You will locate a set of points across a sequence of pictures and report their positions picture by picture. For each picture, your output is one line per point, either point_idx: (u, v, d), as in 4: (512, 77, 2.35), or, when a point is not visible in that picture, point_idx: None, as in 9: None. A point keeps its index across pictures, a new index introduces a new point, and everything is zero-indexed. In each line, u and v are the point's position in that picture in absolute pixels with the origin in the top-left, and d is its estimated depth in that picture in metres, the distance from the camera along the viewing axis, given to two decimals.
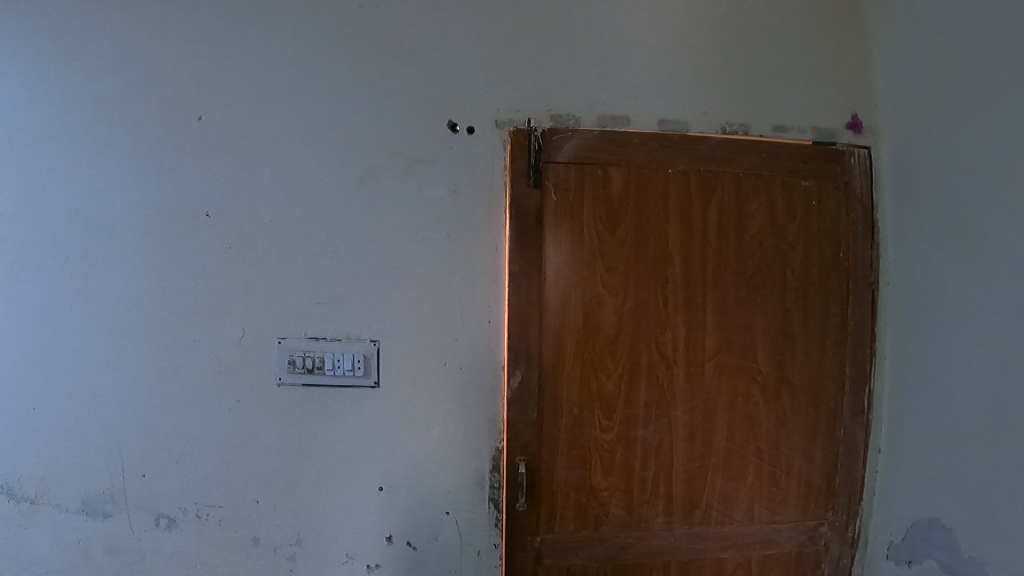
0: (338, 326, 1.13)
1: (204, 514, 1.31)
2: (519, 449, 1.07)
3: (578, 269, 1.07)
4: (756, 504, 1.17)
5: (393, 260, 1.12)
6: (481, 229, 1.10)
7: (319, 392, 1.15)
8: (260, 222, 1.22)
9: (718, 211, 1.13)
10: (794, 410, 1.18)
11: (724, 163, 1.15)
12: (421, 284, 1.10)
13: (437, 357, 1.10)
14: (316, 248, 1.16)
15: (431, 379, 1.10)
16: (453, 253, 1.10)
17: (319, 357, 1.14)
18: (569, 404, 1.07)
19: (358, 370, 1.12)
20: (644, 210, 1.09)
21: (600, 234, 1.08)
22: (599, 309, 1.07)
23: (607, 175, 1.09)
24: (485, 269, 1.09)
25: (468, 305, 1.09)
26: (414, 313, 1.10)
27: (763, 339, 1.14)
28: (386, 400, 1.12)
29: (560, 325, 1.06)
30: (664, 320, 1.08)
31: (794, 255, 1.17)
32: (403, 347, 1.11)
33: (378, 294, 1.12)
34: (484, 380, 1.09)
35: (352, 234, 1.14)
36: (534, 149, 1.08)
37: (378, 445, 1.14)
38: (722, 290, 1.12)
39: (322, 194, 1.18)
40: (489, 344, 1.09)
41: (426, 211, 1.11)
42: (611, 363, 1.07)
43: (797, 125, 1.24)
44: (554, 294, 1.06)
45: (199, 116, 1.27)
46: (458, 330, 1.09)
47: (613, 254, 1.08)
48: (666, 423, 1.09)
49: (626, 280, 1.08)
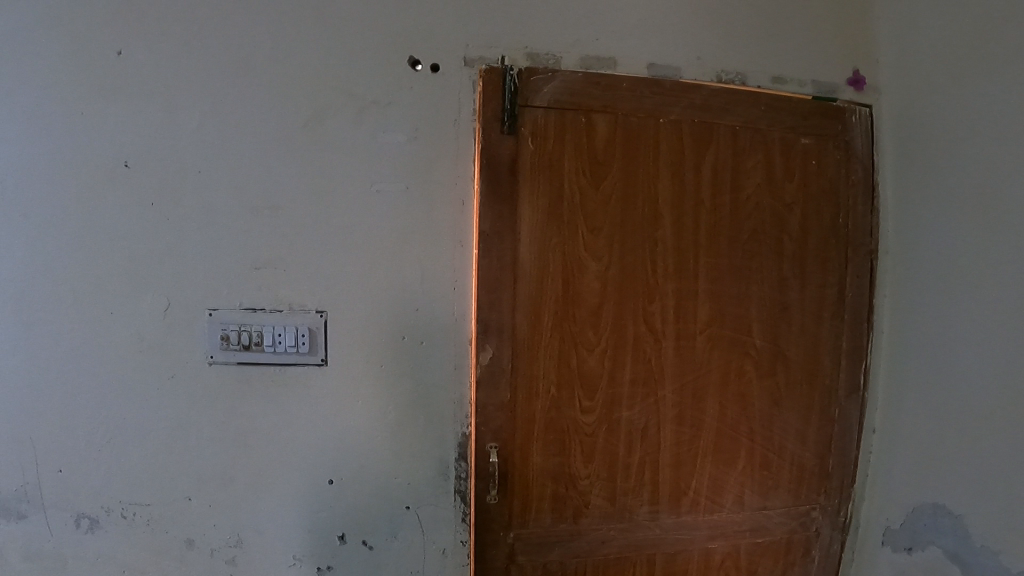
0: (279, 295, 0.97)
1: (131, 513, 1.14)
2: (490, 434, 0.93)
3: (557, 230, 0.93)
4: (747, 490, 1.09)
5: (342, 218, 0.96)
6: (445, 182, 0.95)
7: (258, 371, 1.00)
8: (189, 176, 1.04)
9: (713, 168, 1.00)
10: (789, 388, 1.08)
11: (719, 114, 1.02)
12: (377, 245, 0.95)
13: (395, 330, 0.96)
14: (255, 204, 0.99)
15: (388, 356, 0.96)
16: (412, 210, 0.95)
17: (257, 332, 0.98)
18: (546, 382, 0.94)
19: (302, 347, 0.96)
20: (632, 163, 0.96)
21: (583, 190, 0.94)
22: (581, 275, 0.93)
23: (591, 123, 0.95)
24: (450, 228, 0.94)
25: (429, 270, 0.95)
26: (367, 279, 0.95)
27: (758, 310, 1.03)
28: (336, 380, 0.97)
29: (537, 293, 0.93)
30: (653, 288, 0.96)
31: (793, 218, 1.07)
32: (356, 318, 0.96)
33: (326, 257, 0.96)
34: (448, 356, 0.95)
35: (295, 188, 0.98)
36: (508, 90, 0.93)
37: (327, 432, 0.99)
38: (716, 255, 0.99)
39: (261, 142, 1.00)
40: (455, 314, 0.95)
41: (381, 160, 0.95)
42: (593, 336, 0.94)
43: (797, 78, 1.14)
44: (529, 258, 0.92)
45: (117, 51, 1.06)
46: (419, 299, 0.95)
47: (595, 213, 0.94)
48: (654, 404, 0.98)
49: (612, 242, 0.94)
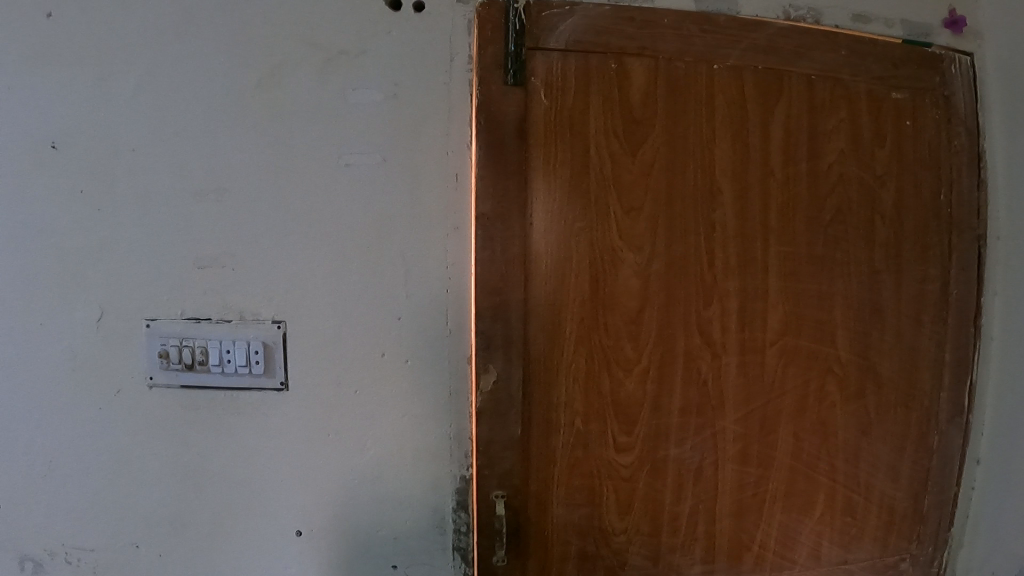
0: (226, 300, 0.75)
1: (75, 560, 0.93)
2: (495, 481, 0.70)
3: (581, 213, 0.67)
4: (823, 540, 0.87)
5: (301, 199, 0.73)
6: (433, 149, 0.71)
7: (208, 396, 0.79)
8: (121, 154, 0.82)
9: (783, 130, 0.77)
10: (881, 412, 0.87)
11: (791, 59, 0.78)
12: (346, 234, 0.72)
13: (371, 347, 0.72)
14: (197, 186, 0.78)
15: (362, 381, 0.72)
16: (392, 187, 0.71)
17: (201, 348, 0.77)
18: (570, 414, 0.69)
19: (255, 368, 0.73)
20: (680, 122, 0.71)
21: (615, 157, 0.68)
22: (616, 271, 0.68)
23: (624, 70, 0.69)
24: (439, 210, 0.71)
25: (415, 266, 0.71)
26: (334, 280, 0.72)
27: (844, 315, 0.81)
28: (297, 412, 0.75)
29: (556, 298, 0.67)
30: (710, 287, 0.72)
31: (886, 195, 0.84)
32: (320, 332, 0.73)
33: (280, 254, 0.73)
34: (440, 381, 0.72)
35: (244, 167, 0.75)
36: (513, 29, 0.67)
37: (290, 476, 0.77)
38: (791, 242, 0.77)
39: (207, 109, 0.78)
40: (450, 324, 0.71)
41: (350, 123, 0.72)
42: (631, 353, 0.70)
43: (884, 16, 0.89)
44: (545, 251, 0.67)
45: (47, 12, 0.83)
46: (402, 306, 0.71)
47: (634, 188, 0.68)
48: (711, 438, 0.76)
49: (655, 227, 0.69)
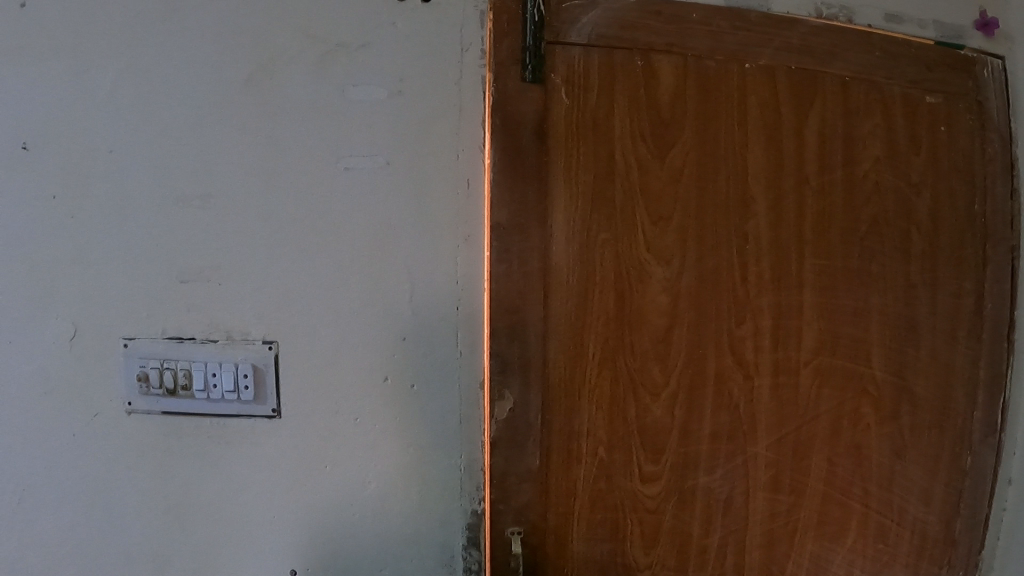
0: (212, 319, 0.68)
1: None
2: (511, 517, 0.63)
3: (606, 221, 0.60)
4: (855, 568, 0.82)
5: (292, 206, 0.65)
6: (443, 150, 0.63)
7: (192, 423, 0.72)
8: (99, 156, 0.75)
9: (816, 134, 0.72)
10: (915, 433, 0.82)
11: (823, 60, 0.73)
12: (344, 245, 0.63)
13: (373, 371, 0.65)
14: (181, 192, 0.71)
15: (362, 407, 0.65)
16: (396, 193, 0.63)
17: (184, 371, 0.69)
18: (593, 443, 0.63)
19: (244, 393, 0.66)
20: (711, 125, 0.66)
21: (642, 161, 0.62)
22: (643, 286, 0.61)
23: (651, 68, 0.64)
24: (448, 218, 0.63)
25: (421, 282, 0.63)
26: (330, 296, 0.64)
27: (879, 331, 0.76)
28: (289, 441, 0.67)
29: (577, 317, 0.60)
30: (743, 303, 0.66)
31: (921, 204, 0.79)
32: (314, 354, 0.65)
33: (268, 266, 0.66)
34: (450, 409, 0.64)
35: (232, 171, 0.68)
36: (532, 20, 0.60)
37: (283, 510, 0.70)
38: (826, 255, 0.72)
39: (196, 109, 0.71)
40: (460, 346, 0.64)
41: (349, 120, 0.64)
42: (659, 376, 0.63)
43: (915, 16, 0.84)
44: (565, 264, 0.60)
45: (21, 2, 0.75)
46: (407, 325, 0.64)
47: (662, 195, 0.62)
48: (742, 465, 0.70)
49: (685, 238, 0.63)
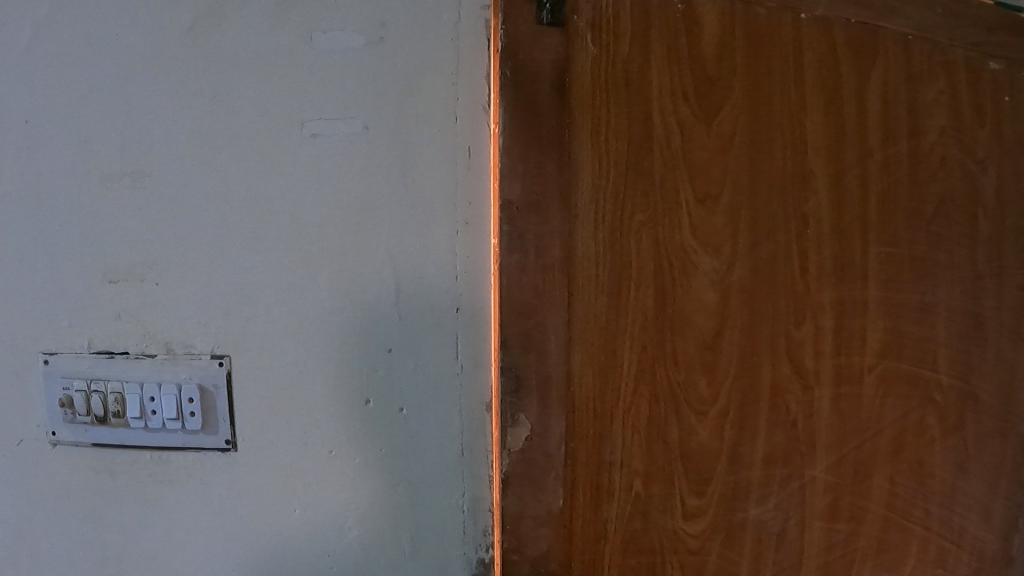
0: (148, 328, 0.54)
1: None
2: (527, 570, 0.51)
3: (644, 199, 0.48)
4: None
5: (248, 187, 0.52)
6: (437, 109, 0.49)
7: (128, 457, 0.58)
8: (4, 123, 0.57)
9: (875, 99, 0.61)
10: (984, 448, 0.70)
11: (883, 12, 0.61)
12: (312, 233, 0.50)
13: (348, 393, 0.50)
14: (108, 170, 0.56)
15: (336, 439, 0.51)
16: (378, 166, 0.49)
17: (116, 394, 0.55)
18: (627, 475, 0.51)
19: (189, 421, 0.53)
20: (764, 84, 0.54)
21: (684, 125, 0.50)
22: (687, 280, 0.49)
23: (694, 12, 0.52)
24: (443, 196, 0.49)
25: (410, 278, 0.49)
26: (294, 298, 0.50)
27: (947, 330, 0.66)
28: (247, 479, 0.54)
29: (609, 320, 0.48)
30: (801, 299, 0.55)
31: (994, 182, 0.67)
32: (275, 371, 0.51)
33: (218, 261, 0.52)
34: (449, 439, 0.50)
35: (174, 143, 0.54)
36: None
37: (243, 562, 0.57)
38: (892, 240, 0.61)
39: (125, 62, 0.56)
40: (461, 359, 0.49)
41: (318, 77, 0.51)
42: (707, 391, 0.51)
43: None
44: (593, 253, 0.47)
45: None
46: (393, 333, 0.49)
47: (709, 167, 0.50)
48: (799, 491, 0.59)
49: (736, 220, 0.51)
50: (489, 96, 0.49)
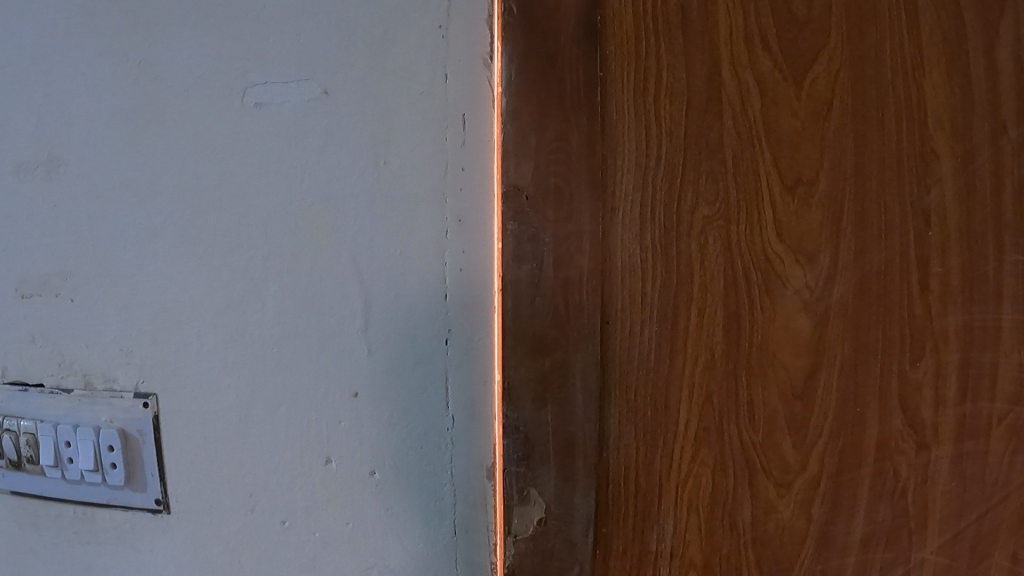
0: (63, 355, 0.43)
1: None
2: None
3: (711, 186, 0.34)
4: None
5: (176, 173, 0.40)
6: (420, 65, 0.36)
7: (39, 517, 0.45)
8: None
9: None
10: None
11: None
12: (257, 235, 0.38)
13: (305, 447, 0.38)
14: (10, 152, 0.43)
15: (292, 506, 0.39)
16: (344, 146, 0.37)
17: (29, 435, 0.43)
18: (680, 566, 0.37)
19: (111, 474, 0.42)
20: (878, 11, 0.35)
21: (764, 82, 0.34)
22: (769, 302, 0.35)
23: None
24: (430, 187, 0.36)
25: (386, 297, 0.36)
26: (237, 323, 0.39)
27: None
28: (182, 550, 0.42)
29: (658, 357, 0.35)
30: (920, 327, 0.37)
31: None
32: (214, 416, 0.39)
33: (144, 273, 0.41)
34: (437, 513, 0.37)
35: (87, 116, 0.42)
36: None
37: None
38: None
39: (29, 17, 0.43)
40: (453, 409, 0.36)
41: (267, 29, 0.38)
42: (793, 455, 0.37)
43: None
44: (636, 265, 0.34)
45: None
46: (362, 371, 0.37)
47: (800, 143, 0.35)
48: None
49: (839, 216, 0.36)
50: (491, 44, 0.36)
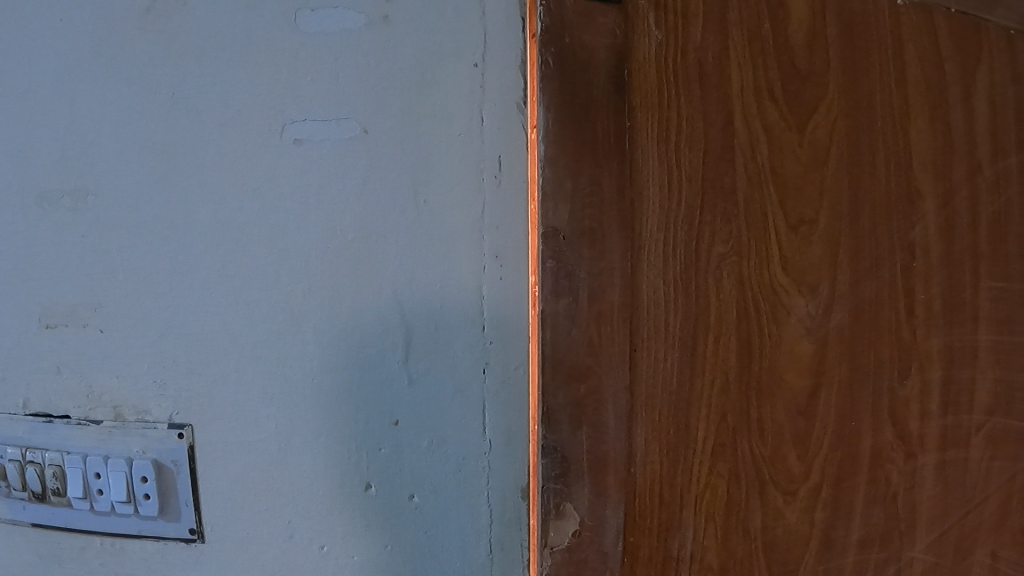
0: (92, 388, 0.43)
1: None
2: None
3: (726, 225, 0.37)
4: None
5: (212, 208, 0.41)
6: (458, 109, 0.38)
7: (59, 551, 0.45)
8: None
9: (996, 80, 0.40)
10: None
11: None
12: (297, 270, 0.39)
13: (345, 472, 0.40)
14: (31, 184, 0.43)
15: (329, 529, 0.40)
16: (383, 185, 0.38)
17: (54, 467, 0.43)
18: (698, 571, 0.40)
19: (143, 504, 0.42)
20: (870, 68, 0.39)
21: (772, 131, 0.38)
22: (776, 329, 0.39)
23: None
24: (467, 225, 0.38)
25: (426, 329, 0.38)
26: (276, 354, 0.40)
27: None
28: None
29: (680, 381, 0.38)
30: (907, 348, 0.41)
31: None
32: (253, 444, 0.41)
33: (179, 306, 0.41)
34: (473, 531, 0.39)
35: (116, 150, 0.42)
36: None
37: None
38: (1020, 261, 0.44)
39: (56, 50, 0.43)
40: (491, 433, 0.38)
41: (307, 70, 0.39)
42: (798, 466, 0.40)
43: None
44: (660, 298, 0.37)
45: None
46: (403, 399, 0.39)
47: (804, 185, 0.39)
48: None
49: (836, 250, 0.40)
50: (524, 91, 0.38)
